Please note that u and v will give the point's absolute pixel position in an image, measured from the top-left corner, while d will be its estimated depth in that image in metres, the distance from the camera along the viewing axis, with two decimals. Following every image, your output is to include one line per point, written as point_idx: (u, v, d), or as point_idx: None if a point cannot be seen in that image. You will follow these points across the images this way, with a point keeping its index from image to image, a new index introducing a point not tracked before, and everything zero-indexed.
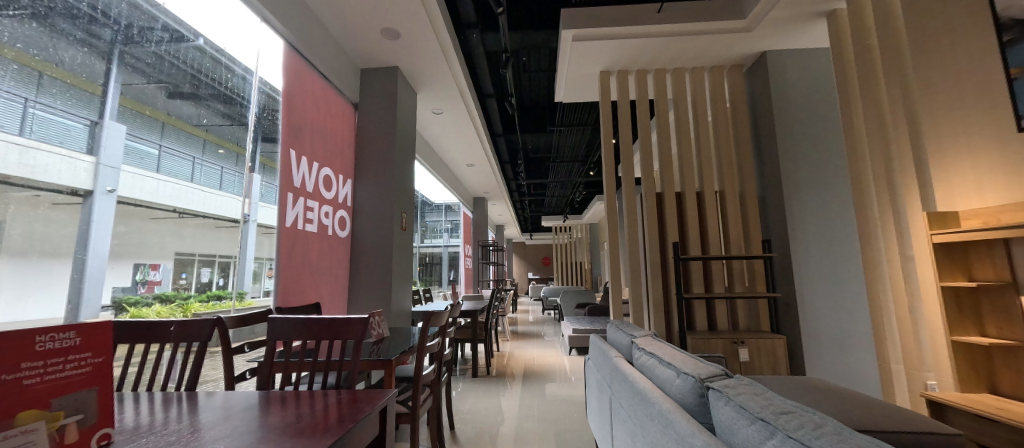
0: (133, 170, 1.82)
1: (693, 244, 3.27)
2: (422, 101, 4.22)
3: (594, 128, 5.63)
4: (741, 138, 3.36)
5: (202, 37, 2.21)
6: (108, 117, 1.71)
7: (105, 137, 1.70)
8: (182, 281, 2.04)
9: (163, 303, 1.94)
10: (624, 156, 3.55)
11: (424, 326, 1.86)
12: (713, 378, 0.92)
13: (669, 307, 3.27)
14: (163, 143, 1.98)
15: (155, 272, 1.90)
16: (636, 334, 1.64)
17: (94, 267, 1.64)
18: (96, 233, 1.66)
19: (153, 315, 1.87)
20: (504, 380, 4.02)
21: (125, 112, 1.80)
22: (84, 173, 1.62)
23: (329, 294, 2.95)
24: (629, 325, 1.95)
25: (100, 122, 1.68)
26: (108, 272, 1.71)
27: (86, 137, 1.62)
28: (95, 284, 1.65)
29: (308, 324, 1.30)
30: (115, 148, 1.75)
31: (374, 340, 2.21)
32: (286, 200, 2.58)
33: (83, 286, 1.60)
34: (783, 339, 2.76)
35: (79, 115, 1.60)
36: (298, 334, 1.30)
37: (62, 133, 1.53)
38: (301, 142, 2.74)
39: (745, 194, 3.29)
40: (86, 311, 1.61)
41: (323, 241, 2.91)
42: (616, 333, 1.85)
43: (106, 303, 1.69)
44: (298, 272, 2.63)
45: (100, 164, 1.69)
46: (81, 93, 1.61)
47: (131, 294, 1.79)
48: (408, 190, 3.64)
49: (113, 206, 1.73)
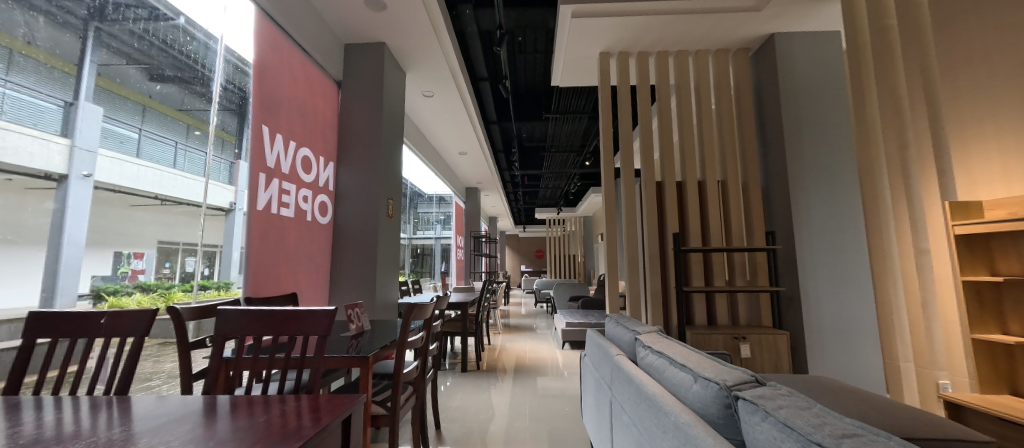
0: (111, 155, 1.66)
1: (693, 236, 3.13)
2: (411, 82, 3.99)
3: (590, 116, 5.44)
4: (745, 126, 3.22)
5: (183, 16, 1.99)
6: (84, 98, 1.54)
7: (82, 120, 1.53)
8: (166, 271, 1.91)
9: (144, 293, 1.80)
10: (624, 143, 3.37)
11: (406, 319, 1.69)
12: (742, 387, 0.77)
13: (667, 301, 3.14)
14: (144, 127, 1.80)
15: (138, 261, 1.77)
16: (639, 330, 1.48)
17: (71, 254, 1.51)
18: (72, 219, 1.51)
19: (134, 305, 1.73)
20: (495, 374, 3.88)
21: (102, 94, 1.63)
22: (58, 157, 1.46)
23: (309, 284, 2.76)
24: (630, 319, 1.81)
25: (76, 104, 1.51)
26: (85, 259, 1.56)
27: (61, 119, 1.46)
28: (71, 273, 1.51)
29: (266, 319, 1.11)
30: (92, 130, 1.58)
31: (352, 335, 2.02)
32: (257, 180, 2.34)
33: (58, 273, 1.46)
34: (786, 335, 2.66)
35: (51, 95, 1.43)
36: (253, 329, 1.11)
37: (36, 114, 1.38)
38: (276, 119, 2.49)
39: (748, 184, 3.15)
40: (63, 298, 1.47)
41: (302, 227, 2.70)
42: (616, 329, 1.70)
43: (84, 292, 1.55)
44: (274, 260, 2.43)
45: (76, 147, 1.52)
46: (55, 73, 1.45)
47: (112, 283, 1.65)
48: (395, 176, 3.43)
49: (90, 192, 1.57)
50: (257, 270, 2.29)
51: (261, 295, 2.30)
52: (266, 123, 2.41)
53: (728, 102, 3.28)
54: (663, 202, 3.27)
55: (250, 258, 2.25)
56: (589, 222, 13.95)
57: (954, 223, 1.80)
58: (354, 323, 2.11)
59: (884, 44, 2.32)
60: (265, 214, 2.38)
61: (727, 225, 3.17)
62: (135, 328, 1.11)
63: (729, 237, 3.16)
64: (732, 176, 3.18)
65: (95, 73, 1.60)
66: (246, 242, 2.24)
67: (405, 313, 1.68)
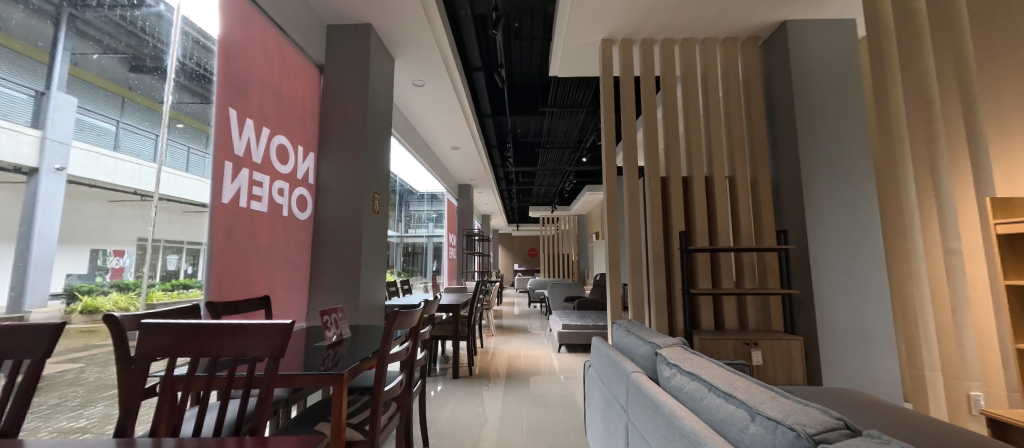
0: (86, 147, 1.46)
1: (700, 235, 2.95)
2: (400, 70, 3.74)
3: (588, 110, 5.25)
4: (754, 120, 3.05)
5: (163, 2, 1.79)
6: (56, 89, 1.37)
7: (54, 111, 1.36)
8: (146, 269, 1.72)
9: (121, 292, 1.61)
10: (626, 135, 3.18)
11: (388, 329, 1.45)
12: (828, 437, 0.57)
13: (672, 304, 2.96)
14: (123, 120, 1.61)
15: (118, 259, 1.58)
16: (659, 342, 1.29)
17: (43, 253, 1.32)
18: (44, 215, 1.32)
19: (108, 306, 1.55)
20: (488, 380, 3.67)
21: (77, 84, 1.44)
22: (27, 148, 1.28)
23: (285, 286, 2.50)
24: (641, 327, 1.62)
25: (47, 94, 1.33)
26: (58, 256, 1.37)
27: (32, 110, 1.29)
28: (41, 269, 1.32)
29: (201, 334, 0.86)
30: (65, 122, 1.40)
31: (327, 345, 1.78)
32: (224, 170, 2.05)
33: (27, 272, 1.27)
34: (800, 340, 2.49)
35: (17, 83, 1.25)
36: (184, 347, 0.86)
37: (6, 103, 1.21)
38: (248, 102, 2.22)
39: (757, 181, 2.99)
40: (32, 298, 1.29)
41: (277, 223, 2.44)
42: (629, 339, 1.50)
43: (56, 291, 1.36)
44: (242, 260, 2.17)
45: (47, 138, 1.33)
46: (28, 60, 1.28)
47: (88, 282, 1.46)
48: (382, 169, 3.19)
49: (64, 188, 1.39)
50: (222, 271, 2.03)
51: (227, 298, 2.04)
52: (235, 107, 2.12)
53: (736, 93, 3.11)
54: (668, 199, 3.10)
55: (214, 257, 1.99)
56: (583, 221, 13.78)
57: (996, 221, 1.63)
58: (332, 330, 1.86)
59: (912, 28, 2.15)
60: (233, 208, 2.10)
61: (735, 224, 3.00)
62: (31, 352, 0.85)
63: (737, 235, 3.00)
64: (740, 171, 3.01)
65: (67, 60, 1.41)
66: (208, 240, 1.96)
67: (387, 322, 1.44)
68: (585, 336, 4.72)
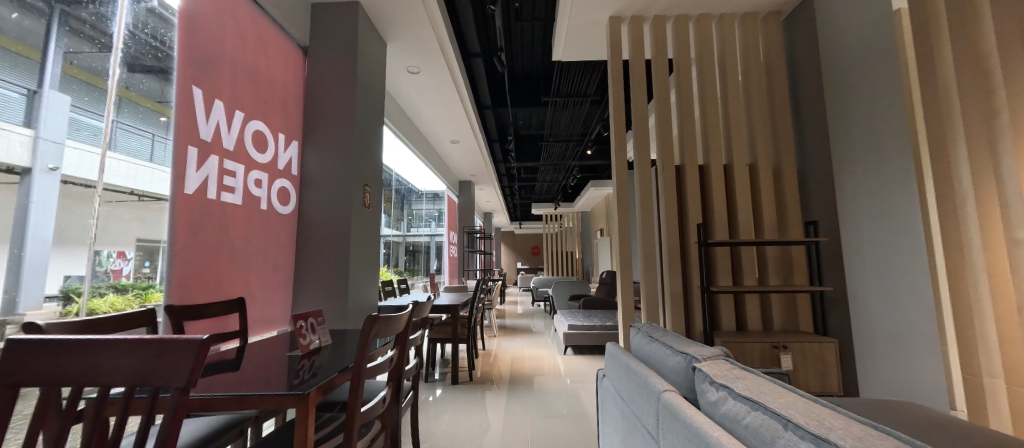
0: (78, 146, 1.41)
1: (720, 228, 2.69)
2: (393, 55, 3.51)
3: (593, 99, 4.99)
4: (776, 103, 2.81)
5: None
6: (49, 86, 1.30)
7: (46, 109, 1.29)
8: (146, 270, 1.66)
9: (118, 293, 1.56)
10: (636, 121, 2.93)
11: (365, 338, 1.19)
12: None
13: (689, 304, 2.71)
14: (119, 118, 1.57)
15: (119, 261, 1.55)
16: (698, 354, 1.03)
17: (35, 254, 1.26)
18: (38, 218, 1.27)
19: (104, 308, 1.51)
20: (490, 385, 3.44)
21: (70, 83, 1.39)
22: (20, 147, 1.22)
23: (263, 287, 2.26)
24: (669, 333, 1.37)
25: (40, 92, 1.28)
26: (54, 259, 1.32)
27: (23, 108, 1.23)
28: (37, 272, 1.27)
29: (76, 351, 0.61)
30: (59, 120, 1.34)
31: (299, 351, 1.53)
32: (186, 156, 1.80)
33: (22, 276, 1.22)
34: (835, 343, 2.24)
35: (12, 81, 1.20)
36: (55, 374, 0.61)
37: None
38: (218, 81, 1.98)
39: (781, 168, 2.74)
40: (27, 300, 1.24)
41: (254, 217, 2.20)
42: (656, 349, 1.24)
43: (52, 293, 1.32)
44: (214, 258, 1.93)
45: (40, 137, 1.28)
46: (13, 55, 1.21)
47: (87, 284, 1.43)
48: (374, 161, 2.96)
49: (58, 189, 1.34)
50: (188, 271, 1.79)
51: (193, 302, 1.80)
52: (201, 84, 1.88)
53: (757, 74, 2.86)
54: (683, 189, 2.85)
55: (177, 256, 1.74)
56: (587, 218, 13.49)
57: None
58: (309, 334, 1.62)
59: None
60: (198, 200, 1.84)
61: (758, 216, 2.75)
62: None
63: (759, 228, 2.75)
64: (763, 158, 2.76)
65: (60, 59, 1.35)
66: (168, 236, 1.71)
67: (363, 332, 1.18)
68: (592, 337, 4.47)
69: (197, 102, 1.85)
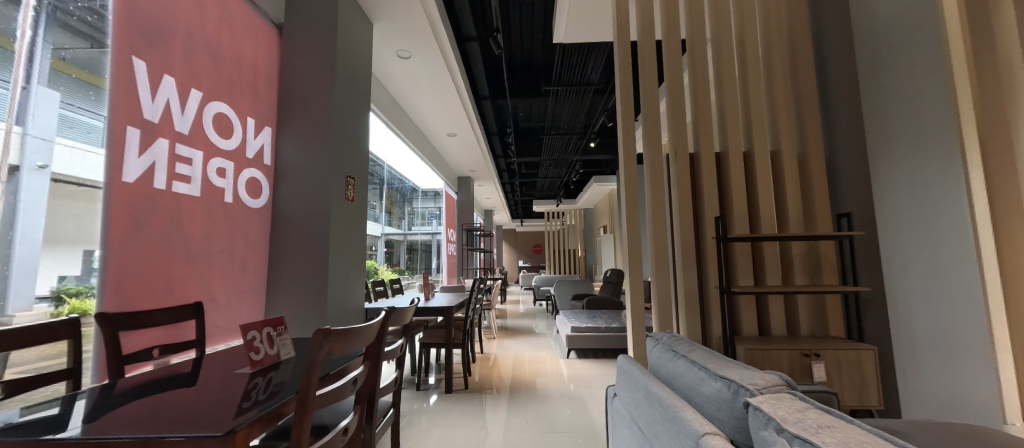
0: (71, 144, 1.38)
1: (739, 221, 2.43)
2: (381, 38, 3.24)
3: (596, 88, 4.72)
4: (802, 83, 2.54)
5: None
6: (37, 82, 1.29)
7: (35, 105, 1.28)
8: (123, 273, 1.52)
9: None
10: (646, 105, 2.66)
11: (313, 360, 0.90)
12: None
13: (706, 306, 2.45)
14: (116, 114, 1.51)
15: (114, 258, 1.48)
16: (757, 383, 0.74)
17: (25, 252, 1.25)
18: (26, 215, 1.24)
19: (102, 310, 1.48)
20: (488, 393, 3.21)
21: (62, 80, 1.37)
22: (4, 144, 1.19)
23: (227, 290, 2.02)
24: (704, 349, 1.09)
25: (26, 87, 1.25)
26: (44, 259, 1.31)
27: (8, 104, 1.20)
28: (27, 271, 1.26)
29: None
30: (47, 117, 1.32)
31: (251, 367, 1.27)
32: (126, 138, 1.53)
33: (10, 276, 1.21)
34: (873, 351, 1.98)
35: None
36: None
37: None
38: (169, 53, 1.73)
39: (808, 155, 2.47)
40: (17, 302, 1.23)
41: (212, 211, 1.94)
42: (690, 369, 0.96)
43: (42, 294, 1.31)
44: (162, 258, 1.67)
45: (28, 134, 1.26)
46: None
47: (80, 284, 1.40)
48: (359, 150, 2.70)
49: (46, 184, 1.31)
50: (129, 274, 1.53)
51: (136, 309, 1.54)
52: (146, 55, 1.63)
53: (780, 53, 2.59)
54: (697, 179, 2.59)
55: (113, 256, 1.48)
56: (590, 215, 13.19)
57: None
58: (266, 346, 1.35)
59: None
60: (140, 189, 1.58)
61: (781, 208, 2.49)
62: None
63: (781, 222, 2.49)
64: (787, 145, 2.50)
65: (49, 54, 1.34)
66: (102, 233, 1.44)
67: (311, 356, 0.89)
68: (597, 340, 4.21)
69: (144, 79, 1.61)
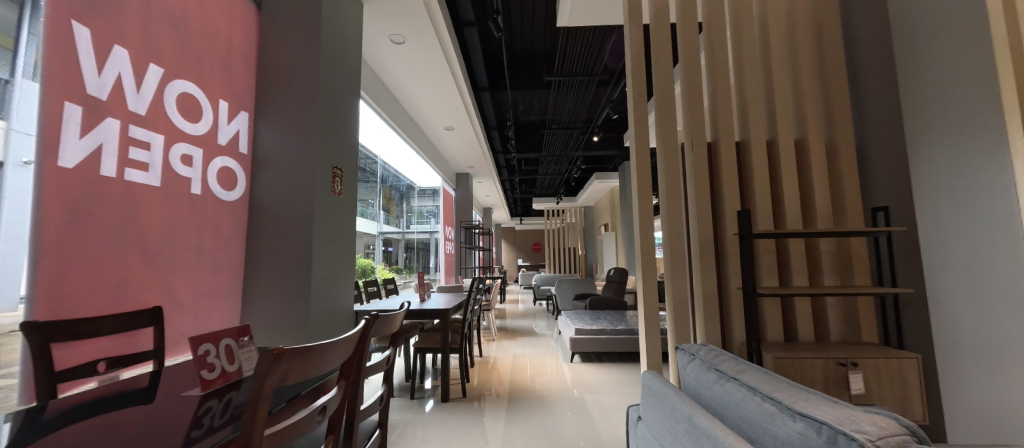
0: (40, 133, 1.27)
1: (762, 216, 2.22)
2: (372, 20, 3.01)
3: (600, 79, 4.50)
4: (831, 66, 2.32)
5: None
6: (23, 76, 1.23)
7: (19, 100, 1.22)
8: (66, 275, 1.31)
9: None
10: (660, 89, 2.45)
11: (262, 391, 0.68)
12: None
13: (725, 308, 2.25)
14: (75, 97, 1.35)
15: (52, 258, 1.27)
16: (865, 429, 0.54)
17: (6, 250, 1.17)
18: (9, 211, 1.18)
19: None
20: (488, 400, 3.01)
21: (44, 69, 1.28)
22: None
23: (194, 293, 1.80)
24: (760, 370, 0.87)
25: (12, 81, 1.21)
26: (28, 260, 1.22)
27: None
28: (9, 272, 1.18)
29: None
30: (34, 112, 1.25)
31: (201, 389, 1.04)
32: (63, 115, 1.31)
33: None
34: (917, 359, 1.78)
35: None
36: None
37: None
38: (119, 20, 1.51)
39: (838, 145, 2.26)
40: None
41: (174, 203, 1.72)
42: (749, 398, 0.75)
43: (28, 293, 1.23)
44: (110, 257, 1.44)
45: (12, 130, 1.20)
46: None
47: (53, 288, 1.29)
48: (347, 140, 2.48)
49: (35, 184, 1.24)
50: (68, 275, 1.31)
51: (77, 317, 1.32)
52: (91, 21, 1.41)
53: (806, 33, 2.37)
54: (715, 172, 2.39)
55: (45, 253, 1.26)
56: (590, 213, 12.98)
57: None
58: (222, 362, 1.13)
59: None
60: (81, 176, 1.35)
61: (808, 202, 2.28)
62: None
63: (808, 218, 2.29)
64: (813, 133, 2.29)
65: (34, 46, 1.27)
66: (33, 226, 1.23)
67: (256, 389, 0.67)
68: (602, 342, 4.01)
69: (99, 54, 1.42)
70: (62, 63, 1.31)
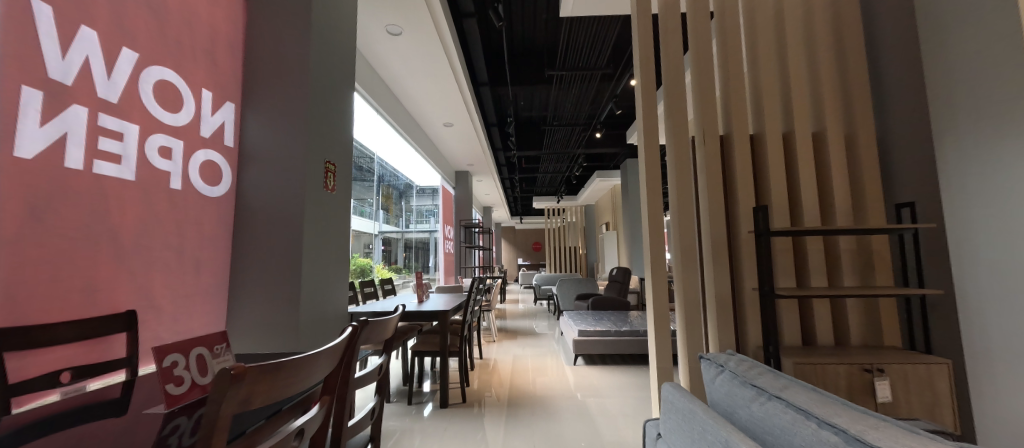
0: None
1: (778, 212, 2.11)
2: (368, 10, 2.90)
3: (603, 73, 4.39)
4: (850, 56, 2.20)
5: None
6: None
7: None
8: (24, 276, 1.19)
9: None
10: (669, 80, 2.33)
11: (217, 417, 0.56)
12: None
13: (740, 310, 2.14)
14: (35, 80, 1.24)
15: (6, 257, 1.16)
16: None
17: None
18: None
19: None
20: (488, 405, 2.90)
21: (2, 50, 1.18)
22: None
23: (175, 295, 1.68)
24: (807, 388, 0.75)
25: None
26: None
27: None
28: None
29: None
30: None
31: (167, 406, 0.91)
32: (20, 99, 1.21)
33: None
34: (947, 365, 1.67)
35: None
36: None
37: None
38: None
39: (858, 138, 2.15)
40: None
41: (151, 198, 1.60)
42: (800, 423, 0.63)
43: None
44: (76, 257, 1.33)
45: None
46: None
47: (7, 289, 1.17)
48: (341, 134, 2.36)
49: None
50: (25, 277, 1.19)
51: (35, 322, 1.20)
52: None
53: (823, 20, 2.26)
54: (727, 167, 2.27)
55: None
56: (592, 212, 12.85)
57: None
58: (193, 373, 1.01)
59: None
60: (39, 167, 1.24)
61: (826, 198, 2.17)
62: None
63: (826, 214, 2.17)
64: (832, 125, 2.18)
65: None
66: None
67: (210, 417, 0.56)
68: (606, 344, 3.89)
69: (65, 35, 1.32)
70: (21, 44, 1.21)
